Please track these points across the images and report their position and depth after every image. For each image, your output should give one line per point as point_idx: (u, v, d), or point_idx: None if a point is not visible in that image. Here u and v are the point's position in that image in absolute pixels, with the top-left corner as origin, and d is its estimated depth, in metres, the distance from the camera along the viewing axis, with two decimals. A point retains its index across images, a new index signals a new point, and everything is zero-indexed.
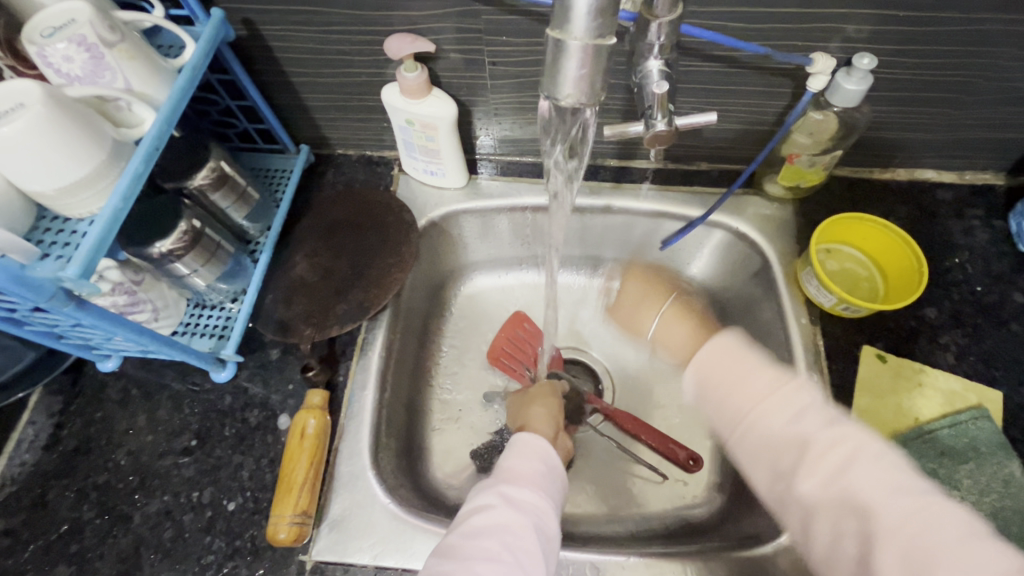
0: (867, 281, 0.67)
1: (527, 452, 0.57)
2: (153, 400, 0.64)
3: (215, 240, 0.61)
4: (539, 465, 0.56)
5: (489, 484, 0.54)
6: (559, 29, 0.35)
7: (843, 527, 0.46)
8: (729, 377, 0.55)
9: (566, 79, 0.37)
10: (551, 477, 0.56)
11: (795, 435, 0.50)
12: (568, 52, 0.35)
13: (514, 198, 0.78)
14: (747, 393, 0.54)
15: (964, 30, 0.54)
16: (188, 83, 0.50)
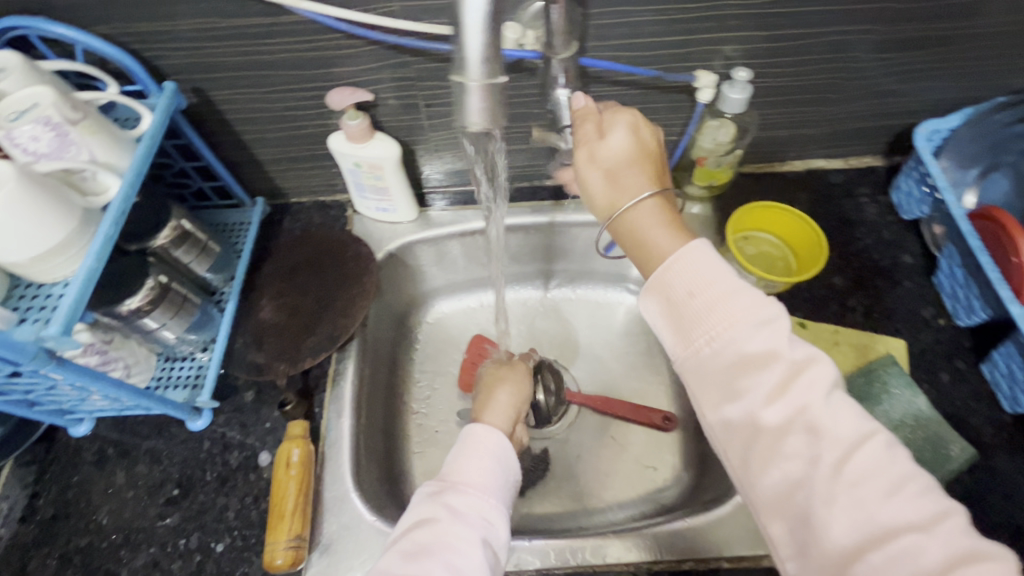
0: (781, 261, 0.76)
1: (478, 453, 0.57)
2: (131, 457, 0.66)
3: (182, 293, 0.64)
4: (491, 464, 0.56)
5: (437, 491, 0.53)
6: (456, 73, 0.36)
7: (787, 446, 0.41)
8: (695, 277, 0.45)
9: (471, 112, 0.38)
10: (502, 477, 0.56)
11: (762, 352, 0.42)
12: (468, 92, 0.37)
13: (464, 224, 0.84)
14: (713, 309, 0.44)
15: (819, 42, 0.65)
16: (148, 149, 0.55)
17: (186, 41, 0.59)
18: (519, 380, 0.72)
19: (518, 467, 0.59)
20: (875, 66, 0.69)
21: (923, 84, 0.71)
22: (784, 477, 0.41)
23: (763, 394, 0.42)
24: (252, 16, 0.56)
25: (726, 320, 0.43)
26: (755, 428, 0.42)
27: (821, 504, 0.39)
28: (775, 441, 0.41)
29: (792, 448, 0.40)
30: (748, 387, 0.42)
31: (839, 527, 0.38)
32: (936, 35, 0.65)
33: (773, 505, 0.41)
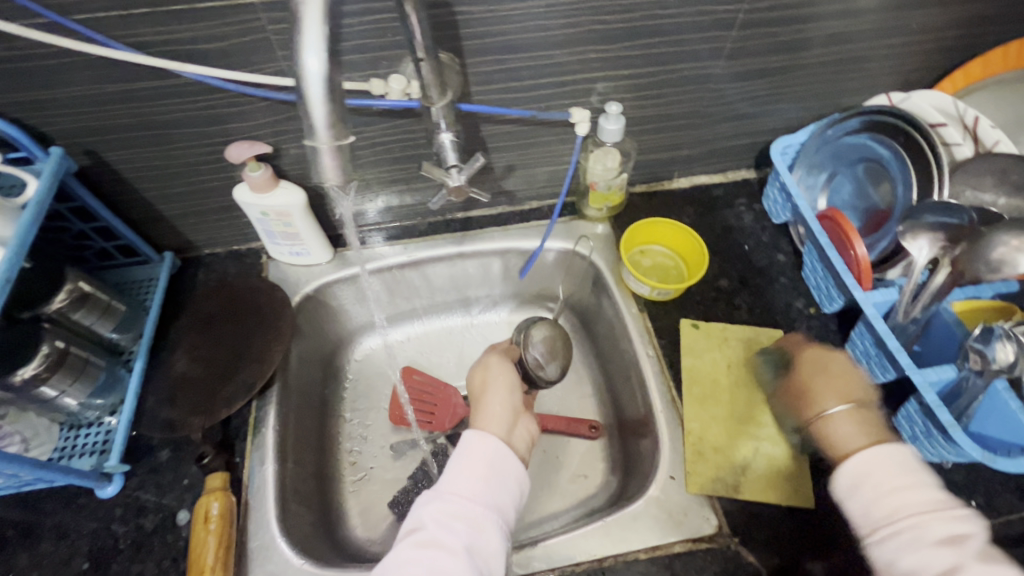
0: (674, 270, 0.85)
1: (470, 460, 0.58)
2: (34, 536, 0.62)
3: (83, 356, 0.63)
4: (483, 472, 0.58)
5: (429, 499, 0.56)
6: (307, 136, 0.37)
7: (933, 554, 0.45)
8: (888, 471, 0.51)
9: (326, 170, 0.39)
10: (495, 483, 0.57)
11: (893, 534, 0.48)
12: (319, 154, 0.38)
13: (379, 261, 0.87)
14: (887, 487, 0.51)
15: (677, 77, 0.74)
16: (33, 217, 0.54)
17: (70, 106, 0.59)
18: (506, 380, 0.68)
19: (520, 470, 0.60)
20: (729, 94, 0.79)
21: (772, 106, 0.82)
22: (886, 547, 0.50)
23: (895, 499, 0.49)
24: (139, 80, 0.58)
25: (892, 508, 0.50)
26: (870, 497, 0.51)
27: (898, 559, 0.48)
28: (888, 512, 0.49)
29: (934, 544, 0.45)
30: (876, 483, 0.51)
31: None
32: (773, 66, 0.76)
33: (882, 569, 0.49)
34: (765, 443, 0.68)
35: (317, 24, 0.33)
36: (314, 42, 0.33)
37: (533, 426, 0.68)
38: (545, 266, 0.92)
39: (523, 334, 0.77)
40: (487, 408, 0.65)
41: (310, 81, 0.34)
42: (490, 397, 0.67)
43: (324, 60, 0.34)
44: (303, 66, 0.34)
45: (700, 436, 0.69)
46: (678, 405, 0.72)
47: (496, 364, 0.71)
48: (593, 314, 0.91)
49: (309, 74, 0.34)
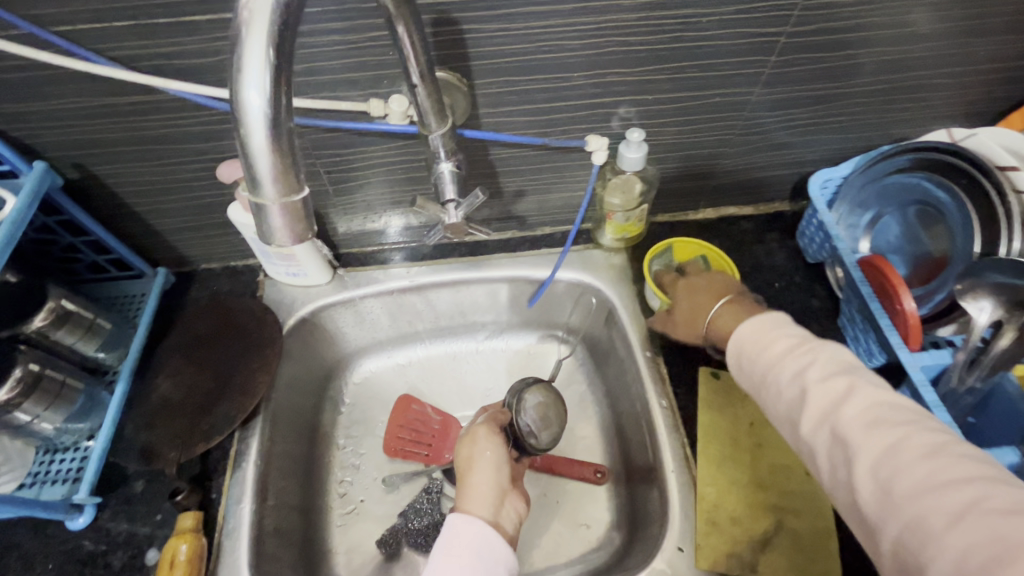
0: None
1: (458, 550, 0.55)
2: (0, 565, 0.59)
3: (60, 380, 0.61)
4: (472, 563, 0.54)
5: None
6: (250, 191, 0.32)
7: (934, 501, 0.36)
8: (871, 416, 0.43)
9: (274, 228, 0.33)
10: (484, 575, 0.54)
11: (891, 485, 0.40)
12: (265, 211, 0.33)
13: (380, 284, 0.82)
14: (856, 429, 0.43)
15: (707, 104, 0.67)
16: (7, 237, 0.51)
17: (56, 119, 0.56)
18: (495, 455, 0.65)
19: (510, 558, 0.57)
20: (766, 122, 0.72)
21: (813, 136, 0.75)
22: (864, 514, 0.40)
23: (853, 406, 0.43)
24: (126, 95, 0.55)
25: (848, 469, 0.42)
26: (838, 430, 0.42)
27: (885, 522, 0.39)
28: (872, 444, 0.40)
29: (943, 464, 0.37)
30: (858, 414, 0.42)
31: (953, 547, 0.34)
32: (817, 94, 0.68)
33: (890, 538, 0.38)
34: (786, 517, 0.61)
35: (259, 53, 0.29)
36: (257, 75, 0.29)
37: (522, 505, 0.64)
38: (556, 297, 0.86)
39: (516, 398, 0.73)
40: (472, 488, 0.61)
41: (251, 120, 0.29)
42: (476, 472, 0.63)
43: (267, 97, 0.29)
44: (243, 104, 0.29)
45: (714, 504, 0.62)
46: (692, 465, 0.65)
47: (484, 439, 0.66)
48: (606, 351, 0.84)
49: (252, 110, 0.30)
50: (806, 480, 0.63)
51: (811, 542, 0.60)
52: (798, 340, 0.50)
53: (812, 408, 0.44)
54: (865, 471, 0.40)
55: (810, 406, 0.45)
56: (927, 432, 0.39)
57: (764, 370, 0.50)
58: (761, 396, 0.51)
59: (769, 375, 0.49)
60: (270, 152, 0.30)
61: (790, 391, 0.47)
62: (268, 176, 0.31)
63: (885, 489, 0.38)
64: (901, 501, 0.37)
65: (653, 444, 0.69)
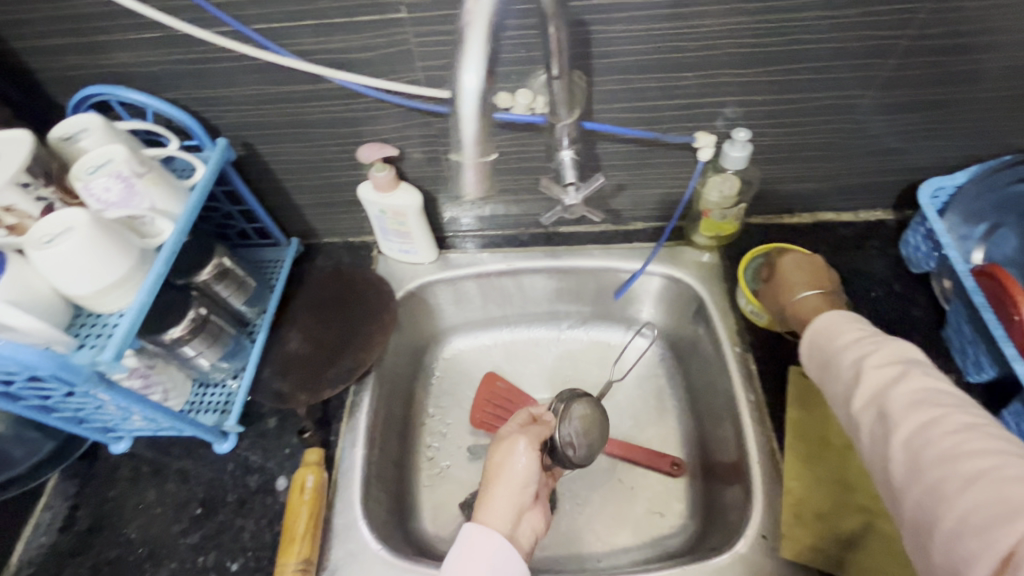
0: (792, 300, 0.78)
1: (472, 560, 0.56)
2: (162, 475, 0.71)
3: (219, 325, 0.70)
4: (482, 574, 0.55)
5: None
6: (454, 151, 0.40)
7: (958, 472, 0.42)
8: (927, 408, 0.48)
9: (466, 181, 0.42)
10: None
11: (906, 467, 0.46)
12: (464, 169, 0.40)
13: (480, 266, 0.89)
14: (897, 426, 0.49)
15: (818, 105, 0.68)
16: (199, 199, 0.62)
17: (237, 103, 0.67)
18: (526, 470, 0.63)
19: (524, 568, 0.58)
20: (877, 125, 0.71)
21: (926, 143, 0.74)
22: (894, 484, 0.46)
23: (904, 388, 0.48)
24: (296, 83, 0.64)
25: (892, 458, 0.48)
26: (884, 408, 0.48)
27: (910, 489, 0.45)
28: (913, 418, 0.46)
29: (972, 440, 0.43)
30: (907, 395, 0.48)
31: (964, 506, 0.40)
32: (934, 99, 0.68)
33: (909, 500, 0.44)
34: (880, 520, 0.61)
35: (477, 45, 0.35)
36: (474, 61, 0.36)
37: (539, 522, 0.65)
38: (642, 290, 0.89)
39: (563, 404, 0.72)
40: (496, 498, 0.61)
41: (465, 99, 0.36)
42: (505, 481, 0.62)
43: (480, 81, 0.36)
44: (462, 84, 0.36)
45: (802, 498, 0.63)
46: (779, 459, 0.66)
47: (521, 450, 0.64)
48: (689, 347, 0.86)
49: (464, 91, 0.37)
50: None
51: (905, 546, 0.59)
52: (865, 332, 0.55)
53: (864, 388, 0.50)
54: (900, 442, 0.46)
55: (864, 384, 0.51)
56: (966, 414, 0.45)
57: (833, 352, 0.56)
58: (824, 378, 0.56)
59: (835, 357, 0.55)
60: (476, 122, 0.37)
61: (849, 371, 0.53)
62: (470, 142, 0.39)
63: (915, 458, 0.44)
64: (927, 467, 0.43)
65: (736, 436, 0.71)
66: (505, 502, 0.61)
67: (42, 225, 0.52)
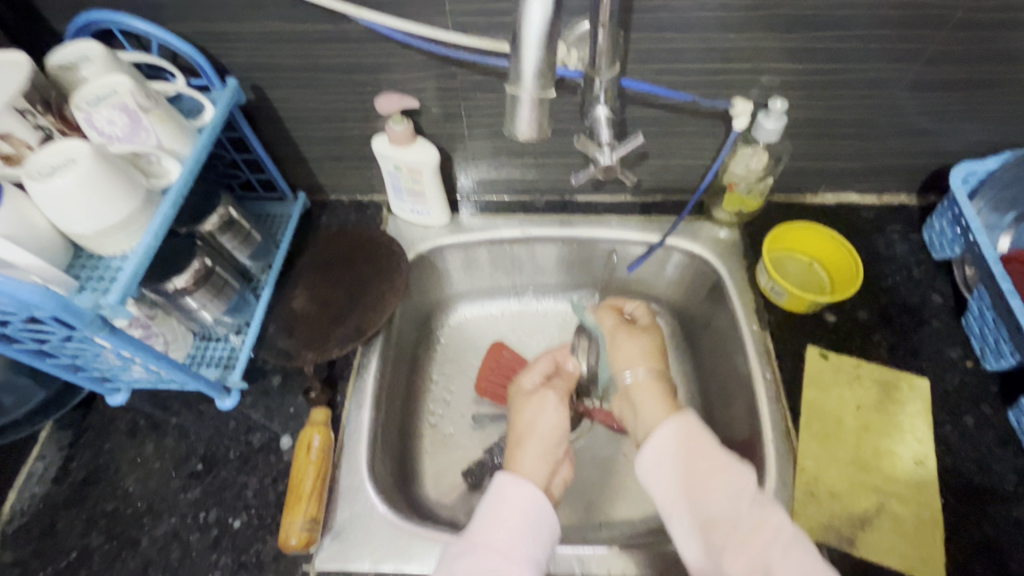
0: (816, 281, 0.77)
1: (508, 508, 0.56)
2: (160, 430, 0.69)
3: (224, 277, 0.66)
4: (521, 525, 0.55)
5: (460, 553, 0.53)
6: (513, 85, 0.42)
7: None
8: (673, 464, 0.57)
9: (522, 121, 0.44)
10: (531, 536, 0.55)
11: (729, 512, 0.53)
12: (521, 103, 0.42)
13: (493, 232, 0.85)
14: (703, 472, 0.55)
15: (858, 77, 0.66)
16: (209, 141, 0.58)
17: (249, 40, 0.63)
18: (556, 424, 0.64)
19: (554, 520, 0.58)
20: (912, 104, 0.69)
21: (962, 125, 0.72)
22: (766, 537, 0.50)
23: None
24: (315, 21, 0.61)
25: (708, 488, 0.54)
26: None
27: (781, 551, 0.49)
28: None
29: None
30: None
31: None
32: (977, 78, 0.65)
33: None
34: (889, 501, 0.61)
35: None
36: None
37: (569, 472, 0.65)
38: (658, 264, 0.86)
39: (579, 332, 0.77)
40: (527, 452, 0.62)
41: (530, 25, 0.39)
42: (535, 434, 0.63)
43: (547, 11, 0.39)
44: (527, 13, 0.39)
45: (813, 477, 0.63)
46: (792, 438, 0.66)
47: (549, 404, 0.66)
48: (701, 324, 0.84)
49: (529, 22, 0.39)
50: (912, 469, 0.63)
51: (914, 528, 0.59)
52: None
53: None
54: None
55: None
56: None
57: None
58: None
59: None
60: (540, 50, 0.40)
61: None
62: (531, 74, 0.41)
63: None
64: None
65: (750, 414, 0.70)
66: (539, 457, 0.61)
67: (42, 155, 0.48)
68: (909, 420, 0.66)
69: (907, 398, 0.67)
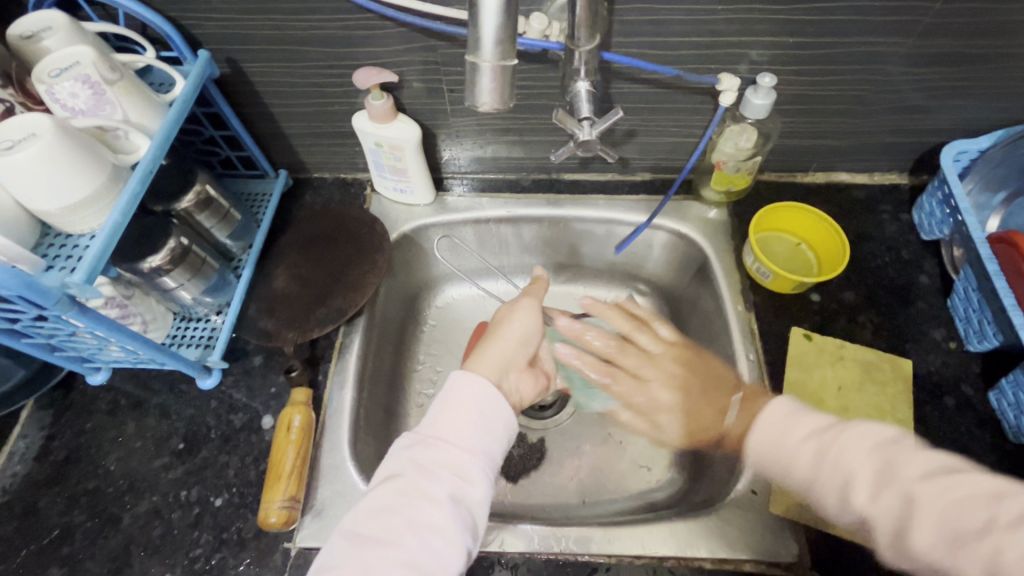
0: (802, 262, 0.76)
1: (457, 403, 0.56)
2: (142, 410, 0.69)
3: (201, 256, 0.65)
4: (471, 419, 0.55)
5: (409, 443, 0.55)
6: (471, 52, 0.41)
7: None
8: (796, 445, 0.54)
9: (482, 91, 0.42)
10: (484, 429, 0.55)
11: (877, 494, 0.48)
12: (481, 72, 0.41)
13: (478, 211, 0.84)
14: (828, 456, 0.51)
15: (849, 51, 0.64)
16: (179, 114, 0.56)
17: (221, 12, 0.61)
18: (526, 325, 0.67)
19: (511, 418, 0.58)
20: (904, 80, 0.68)
21: (954, 102, 0.70)
22: (925, 500, 0.46)
23: None
24: None
25: (845, 462, 0.50)
26: None
27: (930, 505, 0.45)
28: None
29: None
30: None
31: None
32: (972, 52, 0.64)
33: None
34: None
35: None
36: None
37: (524, 387, 0.66)
38: (646, 244, 0.85)
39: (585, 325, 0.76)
40: (487, 353, 0.63)
41: None
42: (503, 336, 0.65)
43: None
44: None
45: None
46: None
47: (522, 307, 0.67)
48: (687, 304, 0.83)
49: None
50: None
51: None
52: None
53: None
54: None
55: None
56: None
57: None
58: None
59: None
60: (499, 15, 0.39)
61: None
62: (490, 42, 0.40)
63: None
64: None
65: None
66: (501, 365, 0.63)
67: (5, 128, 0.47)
68: (891, 400, 0.66)
69: (889, 379, 0.67)
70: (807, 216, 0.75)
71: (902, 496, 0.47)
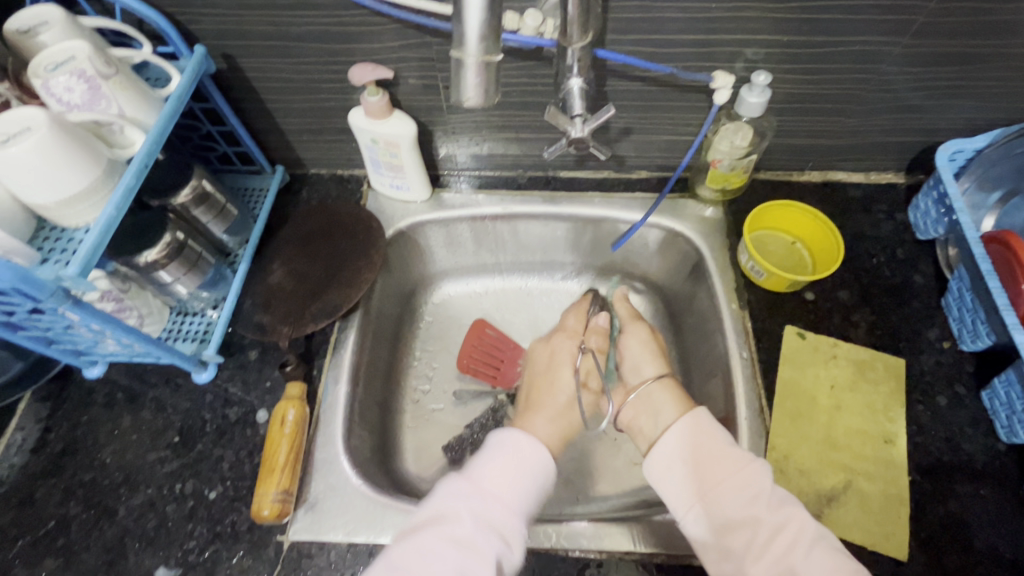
0: (797, 261, 0.77)
1: (514, 461, 0.57)
2: (138, 403, 0.70)
3: (197, 251, 0.65)
4: (520, 475, 0.57)
5: (464, 491, 0.55)
6: (456, 48, 0.41)
7: None
8: (682, 449, 0.58)
9: (468, 87, 0.43)
10: (528, 488, 0.56)
11: (745, 514, 0.52)
12: (466, 67, 0.41)
13: (474, 208, 0.84)
14: (719, 471, 0.55)
15: (844, 50, 0.64)
16: (175, 109, 0.57)
17: (217, 8, 0.61)
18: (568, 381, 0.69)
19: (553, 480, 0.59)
20: (899, 79, 0.68)
21: (950, 102, 0.70)
22: (788, 536, 0.50)
23: None
24: None
25: (729, 486, 0.54)
26: None
27: (801, 550, 0.49)
28: None
29: None
30: None
31: None
32: (967, 52, 0.63)
33: None
34: (857, 480, 0.62)
35: None
36: None
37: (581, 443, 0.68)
38: (642, 242, 0.85)
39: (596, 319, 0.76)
40: (539, 416, 0.66)
41: None
42: (550, 397, 0.68)
43: None
44: None
45: (784, 454, 0.63)
46: (766, 415, 0.66)
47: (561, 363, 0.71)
48: (683, 302, 0.83)
49: None
50: (882, 448, 0.63)
51: (881, 506, 0.60)
52: None
53: None
54: None
55: None
56: None
57: None
58: None
59: None
60: (482, 12, 0.39)
61: None
62: (474, 38, 0.40)
63: None
64: None
65: (726, 392, 0.70)
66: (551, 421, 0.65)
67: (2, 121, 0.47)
68: (883, 399, 0.66)
69: (882, 378, 0.67)
70: (801, 215, 0.75)
71: (772, 522, 0.51)
